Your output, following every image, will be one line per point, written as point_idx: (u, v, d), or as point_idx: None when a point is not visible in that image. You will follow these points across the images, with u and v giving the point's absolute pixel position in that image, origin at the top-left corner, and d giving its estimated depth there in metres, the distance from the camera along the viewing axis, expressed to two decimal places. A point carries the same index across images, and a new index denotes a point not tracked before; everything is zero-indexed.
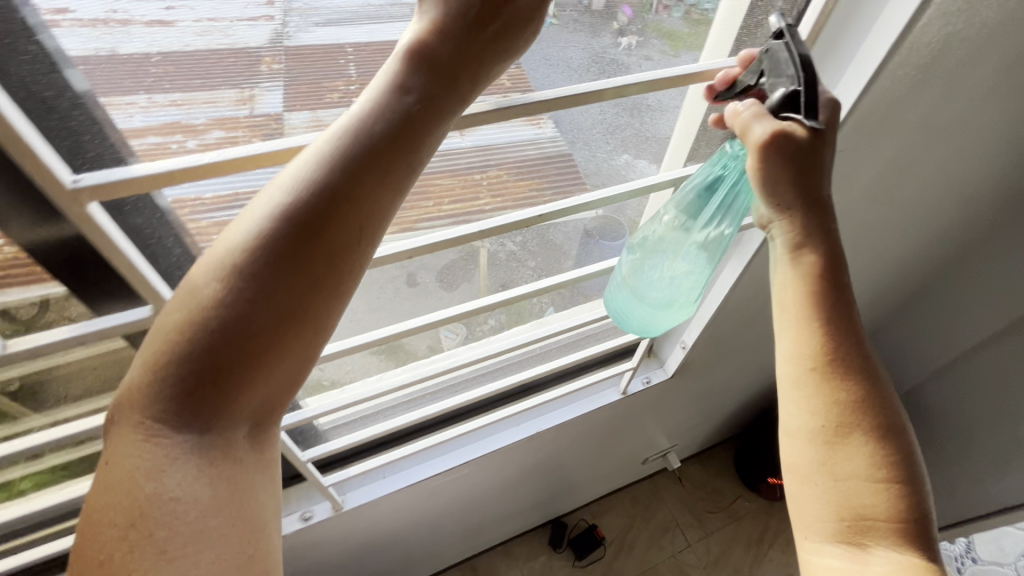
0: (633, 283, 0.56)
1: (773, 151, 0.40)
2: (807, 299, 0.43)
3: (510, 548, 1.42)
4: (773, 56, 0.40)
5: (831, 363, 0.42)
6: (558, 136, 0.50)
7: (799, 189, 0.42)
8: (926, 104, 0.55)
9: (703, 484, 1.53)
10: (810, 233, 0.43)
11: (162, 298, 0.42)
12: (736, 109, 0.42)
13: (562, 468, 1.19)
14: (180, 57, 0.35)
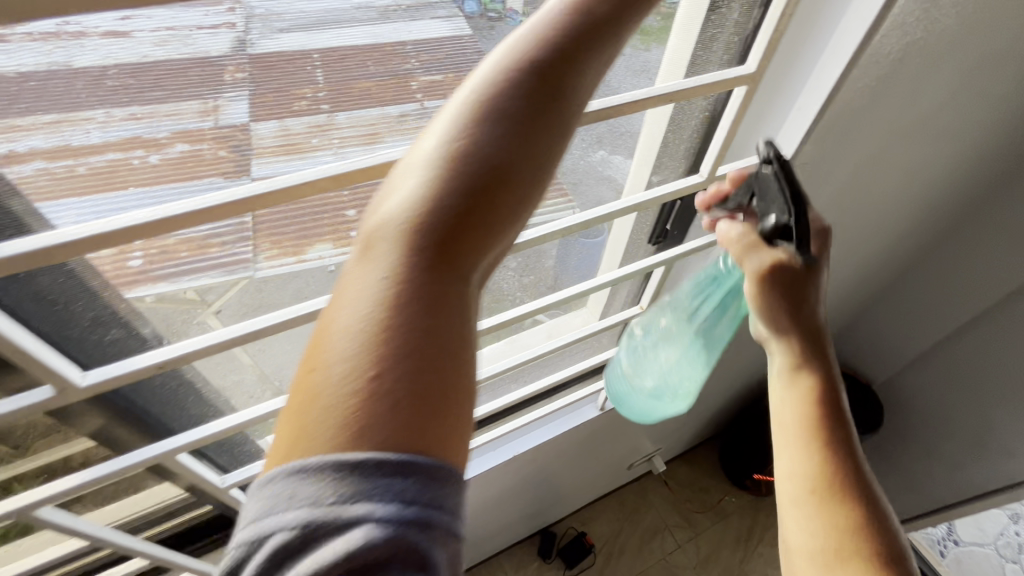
0: (631, 371, 0.66)
1: (768, 277, 0.43)
2: (806, 418, 0.46)
3: (500, 560, 1.40)
4: (766, 181, 0.42)
5: (832, 489, 0.43)
6: None
7: (796, 316, 0.46)
8: (892, 105, 0.56)
9: (689, 484, 1.53)
10: (809, 355, 0.47)
11: (64, 381, 0.38)
12: (728, 230, 0.46)
13: (549, 480, 1.18)
14: (140, 68, 0.34)
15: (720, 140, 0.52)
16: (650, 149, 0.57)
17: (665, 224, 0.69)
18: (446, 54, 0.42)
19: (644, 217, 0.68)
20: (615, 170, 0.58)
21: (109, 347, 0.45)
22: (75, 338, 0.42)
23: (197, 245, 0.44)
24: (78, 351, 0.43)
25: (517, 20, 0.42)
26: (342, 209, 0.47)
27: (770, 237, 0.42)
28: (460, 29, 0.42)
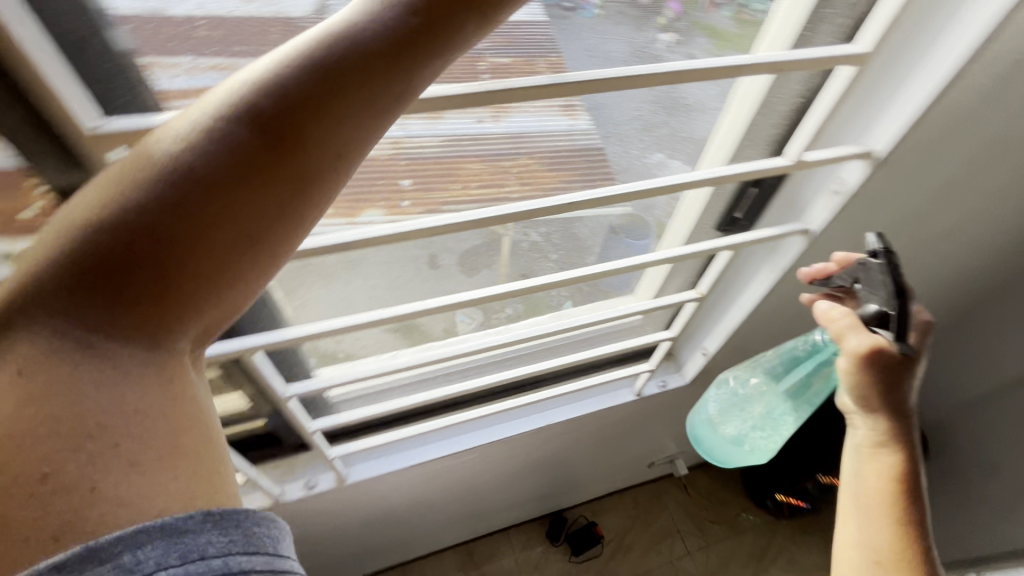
0: (711, 421, 0.70)
1: (868, 361, 0.45)
2: (884, 491, 0.49)
3: (507, 535, 1.43)
4: (870, 271, 0.46)
5: (899, 559, 0.46)
6: (592, 130, 0.50)
7: (888, 398, 0.48)
8: (993, 124, 0.54)
9: (708, 493, 1.52)
10: (897, 435, 0.49)
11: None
12: (829, 311, 0.48)
13: (569, 462, 1.19)
14: (229, 23, 0.36)
15: (814, 125, 0.51)
16: (734, 129, 0.53)
17: (733, 212, 0.65)
18: (518, 38, 0.42)
19: (720, 196, 0.62)
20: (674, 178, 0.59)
21: None
22: None
23: None
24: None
25: (592, 12, 0.41)
26: (394, 179, 0.46)
27: (869, 325, 0.46)
28: (536, 15, 0.41)
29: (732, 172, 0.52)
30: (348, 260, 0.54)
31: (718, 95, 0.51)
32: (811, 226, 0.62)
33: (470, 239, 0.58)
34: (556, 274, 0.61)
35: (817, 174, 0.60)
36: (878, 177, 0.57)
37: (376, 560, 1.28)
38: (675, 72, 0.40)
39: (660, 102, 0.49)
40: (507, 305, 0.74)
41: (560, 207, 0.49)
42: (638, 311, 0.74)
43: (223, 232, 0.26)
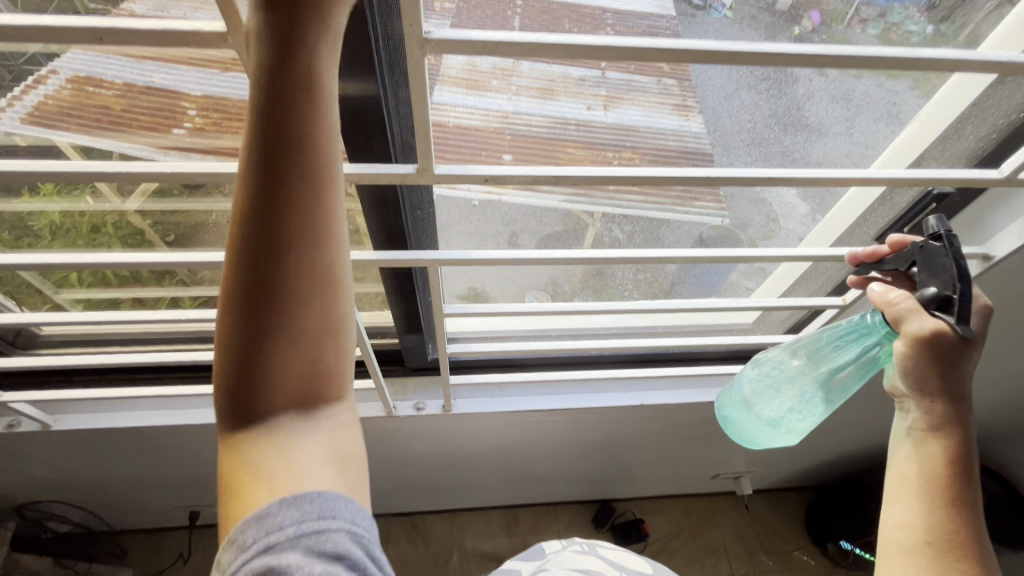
0: (742, 407, 0.58)
1: (928, 348, 0.40)
2: (932, 477, 0.42)
3: (552, 509, 1.45)
4: (930, 254, 0.41)
5: (950, 544, 0.40)
6: (703, 134, 0.48)
7: (946, 379, 0.41)
8: None
9: (764, 520, 1.46)
10: (952, 421, 0.42)
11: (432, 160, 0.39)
12: (885, 293, 0.42)
13: (626, 453, 1.19)
14: None
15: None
16: (940, 120, 0.50)
17: (903, 228, 0.61)
18: (642, 27, 0.40)
19: (886, 207, 0.60)
20: (776, 199, 0.58)
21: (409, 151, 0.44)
22: (399, 132, 0.42)
23: None
24: (401, 153, 0.44)
25: (722, 13, 0.39)
26: (497, 152, 0.46)
27: (926, 308, 0.40)
28: (665, 9, 0.40)
29: (926, 176, 0.45)
30: (448, 205, 0.54)
31: (846, 117, 0.48)
32: (994, 250, 0.59)
33: (551, 223, 0.58)
34: (649, 250, 0.56)
35: (1015, 197, 0.56)
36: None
37: (424, 502, 1.35)
38: (837, 58, 0.34)
39: (774, 116, 0.47)
40: (578, 293, 0.72)
41: (647, 179, 0.43)
42: (739, 309, 0.67)
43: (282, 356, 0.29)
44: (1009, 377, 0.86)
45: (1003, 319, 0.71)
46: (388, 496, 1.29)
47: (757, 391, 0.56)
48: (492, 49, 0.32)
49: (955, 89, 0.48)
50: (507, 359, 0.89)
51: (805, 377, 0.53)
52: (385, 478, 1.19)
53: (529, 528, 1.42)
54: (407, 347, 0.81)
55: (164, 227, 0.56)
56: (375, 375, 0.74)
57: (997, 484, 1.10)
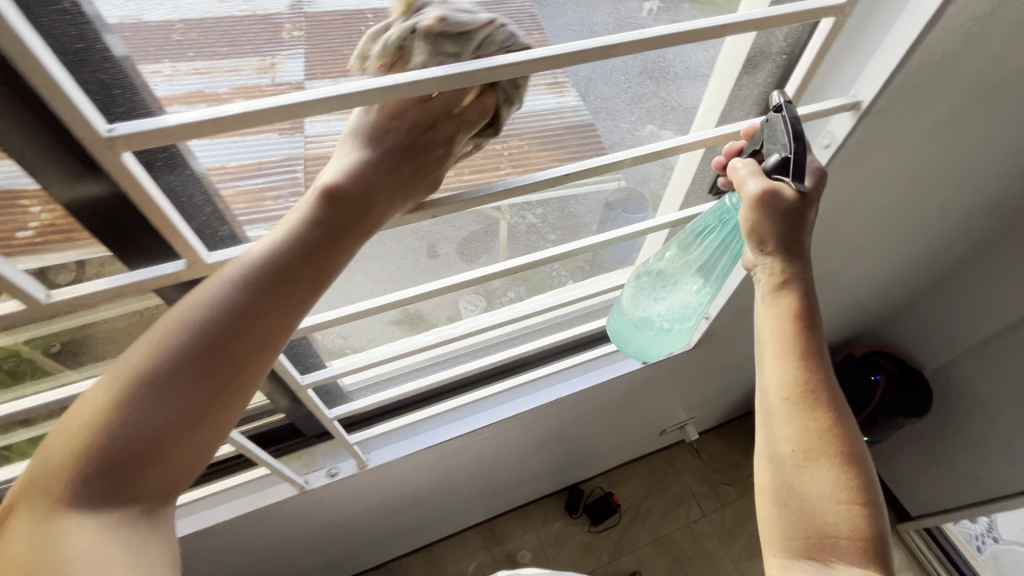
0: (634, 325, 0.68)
1: (760, 204, 0.45)
2: (782, 331, 0.48)
3: (527, 511, 1.45)
4: (773, 125, 0.46)
5: (805, 394, 0.46)
6: (581, 104, 0.50)
7: (785, 235, 0.47)
8: (954, 95, 0.58)
9: (719, 456, 1.55)
10: (792, 274, 0.48)
11: (195, 255, 0.41)
12: (736, 167, 0.49)
13: (581, 436, 1.21)
14: (203, 24, 0.36)
15: (801, 77, 0.51)
16: (726, 79, 0.54)
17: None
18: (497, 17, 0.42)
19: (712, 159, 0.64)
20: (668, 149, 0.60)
21: (218, 241, 0.46)
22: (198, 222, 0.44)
23: (252, 199, 0.45)
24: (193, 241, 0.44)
25: None
26: None
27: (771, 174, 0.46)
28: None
29: (721, 131, 0.52)
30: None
31: (709, 59, 0.52)
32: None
33: (466, 225, 0.58)
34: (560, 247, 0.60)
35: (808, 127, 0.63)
36: (869, 125, 0.58)
37: (397, 547, 1.30)
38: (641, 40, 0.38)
39: (646, 72, 0.50)
40: (510, 289, 0.74)
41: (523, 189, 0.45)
42: None
43: (232, 358, 0.34)
44: (877, 269, 0.97)
45: (859, 222, 0.79)
46: (358, 554, 1.22)
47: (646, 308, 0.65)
48: (195, 130, 0.31)
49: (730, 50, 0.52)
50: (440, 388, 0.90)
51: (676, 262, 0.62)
52: (349, 538, 1.12)
53: (509, 536, 1.41)
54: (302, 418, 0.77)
55: (46, 341, 0.49)
56: (262, 461, 0.69)
57: (893, 362, 1.25)
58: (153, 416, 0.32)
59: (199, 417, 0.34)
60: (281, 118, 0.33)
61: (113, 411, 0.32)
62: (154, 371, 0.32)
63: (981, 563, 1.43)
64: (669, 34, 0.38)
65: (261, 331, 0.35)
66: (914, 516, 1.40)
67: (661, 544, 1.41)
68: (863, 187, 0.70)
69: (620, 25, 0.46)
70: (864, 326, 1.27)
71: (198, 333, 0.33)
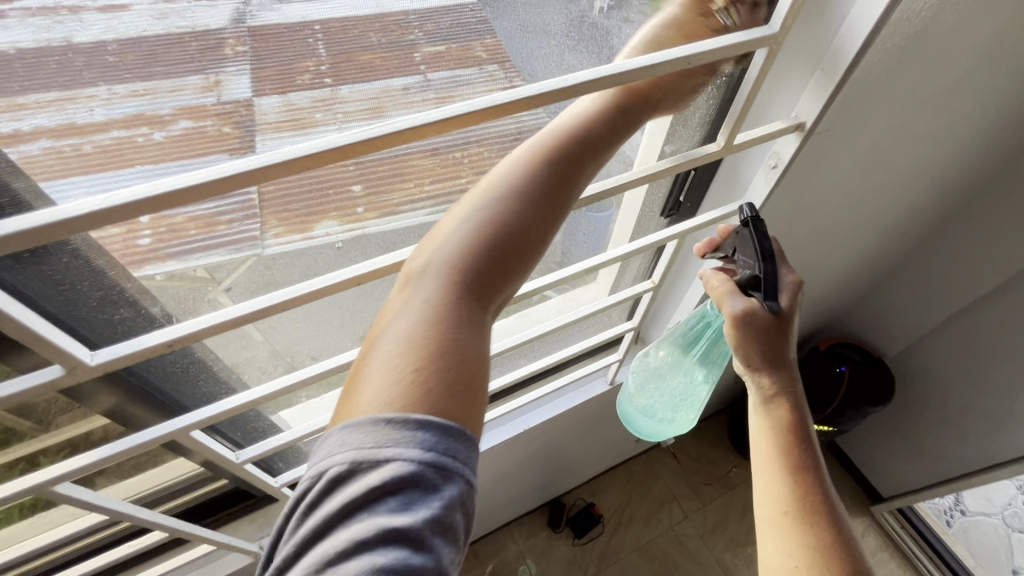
0: (638, 404, 0.71)
1: (742, 324, 0.49)
2: (775, 444, 0.53)
3: (510, 529, 1.42)
4: (745, 238, 0.50)
5: (801, 509, 0.50)
6: (539, 113, 0.51)
7: (769, 356, 0.52)
8: (899, 98, 0.60)
9: (697, 456, 1.56)
10: (782, 392, 0.53)
11: (73, 360, 0.38)
12: (712, 278, 0.52)
13: (562, 450, 1.20)
14: (139, 43, 0.34)
15: (739, 107, 0.51)
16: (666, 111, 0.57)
17: (677, 196, 0.71)
18: (449, 25, 0.42)
19: (656, 189, 0.69)
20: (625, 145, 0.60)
21: (117, 325, 0.45)
22: (82, 316, 0.43)
23: (205, 223, 0.43)
24: (87, 330, 0.43)
25: None
26: (347, 185, 0.46)
27: (746, 288, 0.51)
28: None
29: (684, 157, 0.53)
30: (184, 354, 0.52)
31: None
32: (754, 200, 0.65)
33: None
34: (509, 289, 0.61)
35: (754, 153, 0.63)
36: (812, 140, 0.60)
37: None
38: (583, 83, 0.37)
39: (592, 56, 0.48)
40: None
41: None
42: (607, 307, 0.75)
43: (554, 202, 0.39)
44: (835, 265, 1.00)
45: (816, 224, 0.81)
46: None
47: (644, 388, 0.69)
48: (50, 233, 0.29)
49: None
50: None
51: (677, 378, 0.64)
52: None
53: (494, 557, 1.39)
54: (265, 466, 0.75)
55: None
56: (175, 530, 0.64)
57: (856, 352, 1.28)
58: (509, 230, 0.38)
59: (531, 249, 0.39)
60: (234, 182, 0.32)
61: (484, 220, 0.38)
62: (515, 189, 0.38)
63: (951, 537, 1.48)
64: (616, 72, 0.38)
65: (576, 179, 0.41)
66: (886, 498, 1.44)
67: (646, 551, 1.41)
68: (817, 192, 0.72)
69: (570, 70, 0.48)
70: (827, 318, 1.30)
71: (539, 165, 0.40)
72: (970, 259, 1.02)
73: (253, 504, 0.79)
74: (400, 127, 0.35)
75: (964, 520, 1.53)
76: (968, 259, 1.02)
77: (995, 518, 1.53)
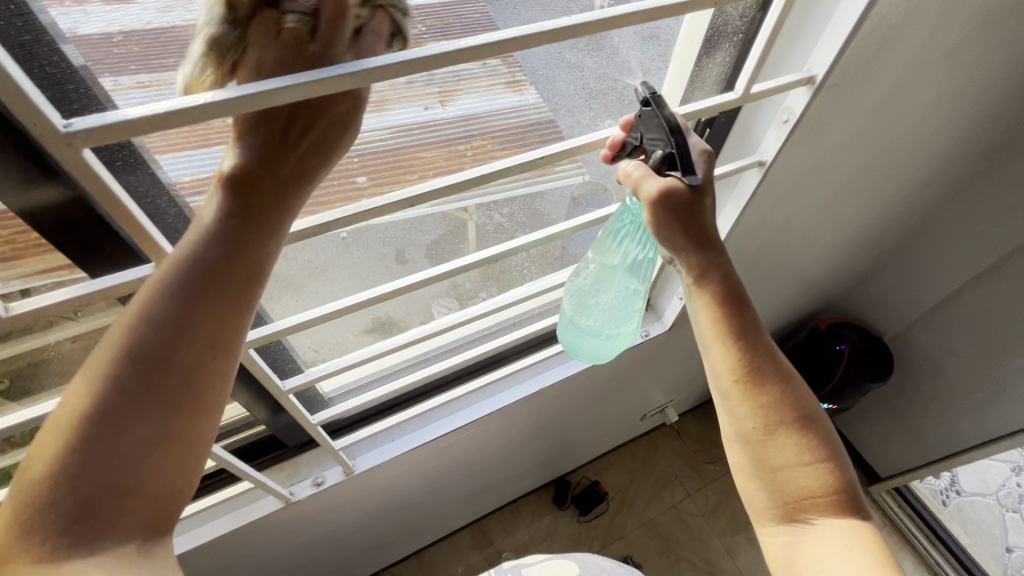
0: (578, 330, 0.68)
1: (662, 204, 0.48)
2: (715, 317, 0.52)
3: (515, 507, 1.45)
4: (646, 120, 0.47)
5: (749, 375, 0.51)
6: (540, 103, 0.51)
7: (690, 235, 0.50)
8: (902, 61, 0.60)
9: (699, 436, 1.58)
10: (708, 264, 0.52)
11: (166, 256, 0.39)
12: (626, 170, 0.50)
13: (565, 428, 1.22)
14: (144, 36, 0.35)
15: (756, 57, 0.50)
16: (686, 60, 0.57)
17: None
18: (453, 21, 0.42)
19: None
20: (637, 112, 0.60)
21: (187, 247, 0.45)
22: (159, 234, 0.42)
23: None
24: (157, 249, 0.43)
25: None
26: (350, 176, 0.47)
27: (660, 170, 0.47)
28: None
29: (698, 106, 0.53)
30: None
31: (662, 52, 0.54)
32: (765, 156, 0.65)
33: (433, 229, 0.59)
34: (537, 232, 0.60)
35: (770, 102, 0.62)
36: (823, 97, 0.59)
37: (388, 555, 1.29)
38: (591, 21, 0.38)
39: (602, 67, 0.51)
40: (481, 288, 0.75)
41: (488, 176, 0.46)
42: None
43: (184, 361, 0.33)
44: (838, 241, 1.00)
45: (819, 198, 0.81)
46: (351, 565, 1.21)
47: (581, 307, 0.66)
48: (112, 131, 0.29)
49: (689, 27, 0.54)
50: (411, 399, 0.89)
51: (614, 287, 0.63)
52: (340, 550, 1.11)
53: (500, 535, 1.42)
54: (281, 426, 0.74)
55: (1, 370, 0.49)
56: (246, 474, 0.67)
57: (853, 331, 1.27)
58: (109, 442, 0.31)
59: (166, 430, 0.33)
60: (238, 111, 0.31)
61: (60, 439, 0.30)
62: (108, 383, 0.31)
63: (946, 515, 1.49)
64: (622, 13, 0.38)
65: (196, 311, 0.34)
66: (884, 477, 1.45)
67: (649, 527, 1.44)
68: (819, 159, 0.71)
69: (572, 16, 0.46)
70: (828, 299, 1.30)
71: (143, 339, 0.32)
72: (973, 237, 1.01)
73: (280, 455, 0.81)
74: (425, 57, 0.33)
75: (959, 500, 1.54)
76: (973, 235, 1.00)
77: (989, 498, 1.55)
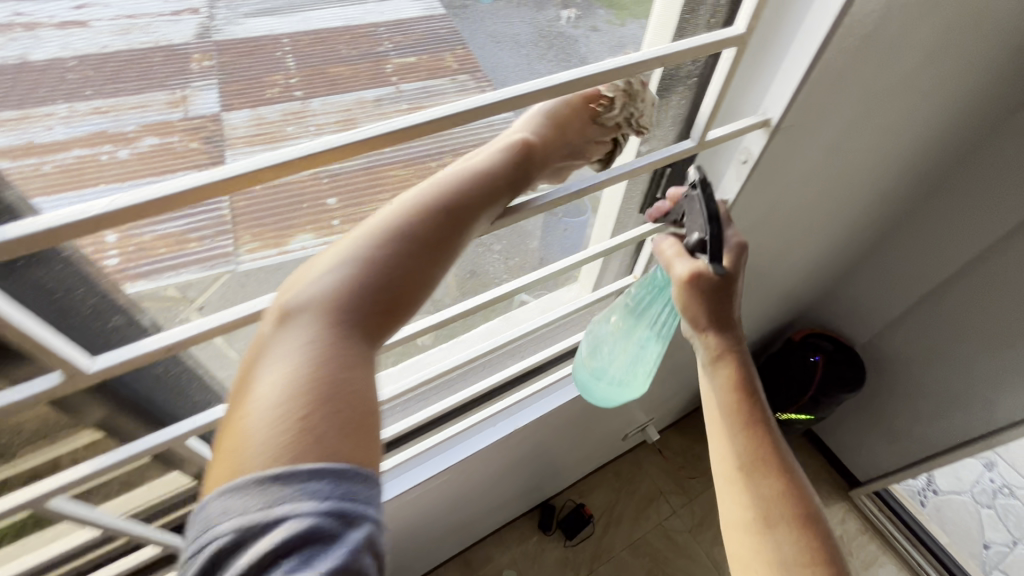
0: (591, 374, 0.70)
1: (691, 285, 0.50)
2: (729, 400, 0.53)
3: (499, 535, 1.42)
4: (693, 201, 0.49)
5: (754, 463, 0.51)
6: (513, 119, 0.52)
7: (715, 313, 0.52)
8: (856, 95, 0.62)
9: (682, 451, 1.57)
10: (726, 349, 0.54)
11: (73, 368, 0.36)
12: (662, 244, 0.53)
13: (550, 453, 1.21)
14: (101, 60, 0.34)
15: (706, 111, 0.52)
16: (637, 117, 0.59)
17: (654, 194, 0.71)
18: (419, 36, 0.43)
19: (635, 185, 0.69)
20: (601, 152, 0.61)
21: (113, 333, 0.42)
22: (78, 325, 0.40)
23: (174, 242, 0.42)
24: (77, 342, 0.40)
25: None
26: (319, 198, 0.46)
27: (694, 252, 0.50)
28: (433, 10, 0.42)
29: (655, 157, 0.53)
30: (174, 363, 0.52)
31: None
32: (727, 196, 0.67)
33: None
34: (491, 291, 0.60)
35: (726, 147, 0.65)
36: (777, 143, 0.61)
37: None
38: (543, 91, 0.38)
39: None
40: None
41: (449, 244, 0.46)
42: (594, 303, 0.75)
43: (447, 230, 0.39)
44: (807, 255, 1.02)
45: (787, 217, 0.82)
46: None
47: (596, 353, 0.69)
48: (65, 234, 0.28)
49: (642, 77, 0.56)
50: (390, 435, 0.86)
51: (630, 343, 0.65)
52: None
53: (486, 563, 1.38)
54: None
55: None
56: None
57: (828, 342, 1.30)
58: (389, 270, 0.36)
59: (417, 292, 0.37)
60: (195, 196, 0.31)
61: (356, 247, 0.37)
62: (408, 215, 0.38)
63: (925, 515, 1.51)
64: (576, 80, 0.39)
65: (474, 207, 0.41)
66: (864, 482, 1.47)
67: (636, 548, 1.42)
68: (783, 185, 0.72)
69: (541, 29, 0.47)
70: (801, 309, 1.33)
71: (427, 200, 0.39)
72: (936, 244, 1.04)
73: None
74: (381, 133, 0.35)
75: (937, 499, 1.57)
76: (934, 242, 1.04)
77: (964, 495, 1.58)
